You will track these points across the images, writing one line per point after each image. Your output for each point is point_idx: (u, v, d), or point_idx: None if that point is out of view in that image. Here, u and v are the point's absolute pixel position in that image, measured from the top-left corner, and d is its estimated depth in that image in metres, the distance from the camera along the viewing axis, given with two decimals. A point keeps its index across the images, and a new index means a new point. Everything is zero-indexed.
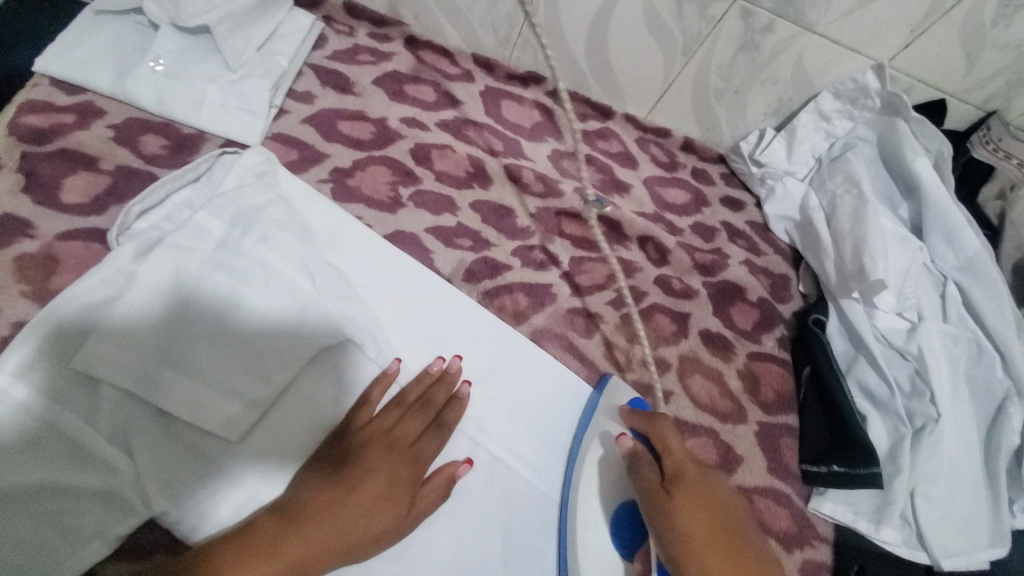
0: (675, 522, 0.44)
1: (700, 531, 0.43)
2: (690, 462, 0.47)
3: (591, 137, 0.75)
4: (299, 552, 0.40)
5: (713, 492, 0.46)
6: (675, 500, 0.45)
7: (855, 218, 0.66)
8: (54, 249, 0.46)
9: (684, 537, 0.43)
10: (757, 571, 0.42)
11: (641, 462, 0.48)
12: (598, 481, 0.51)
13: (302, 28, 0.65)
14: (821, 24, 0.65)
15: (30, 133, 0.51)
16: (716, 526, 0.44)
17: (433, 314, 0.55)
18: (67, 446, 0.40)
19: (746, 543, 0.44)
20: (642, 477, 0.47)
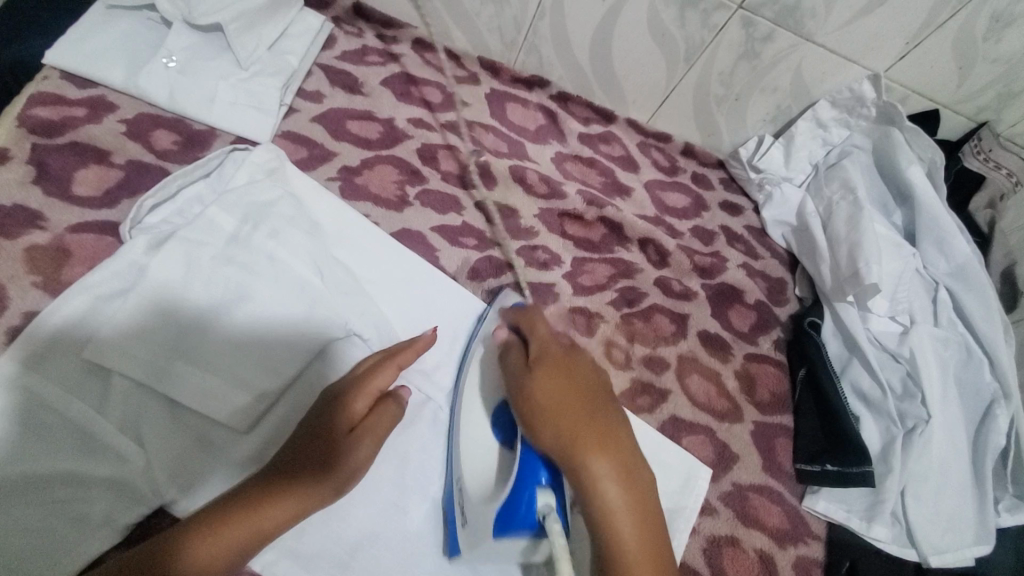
0: (533, 397, 0.44)
1: (554, 400, 0.44)
2: (553, 344, 0.48)
3: (593, 140, 0.76)
4: (287, 515, 0.41)
5: (574, 367, 0.46)
6: (537, 375, 0.45)
7: (850, 223, 0.68)
8: (65, 241, 0.47)
9: (539, 407, 0.43)
10: (605, 433, 0.43)
11: (510, 353, 0.48)
12: (480, 381, 0.51)
13: (312, 28, 0.66)
14: (819, 33, 0.67)
15: (42, 126, 0.51)
16: (573, 394, 0.44)
17: (414, 298, 0.56)
18: (78, 434, 0.41)
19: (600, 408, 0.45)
20: (511, 363, 0.48)
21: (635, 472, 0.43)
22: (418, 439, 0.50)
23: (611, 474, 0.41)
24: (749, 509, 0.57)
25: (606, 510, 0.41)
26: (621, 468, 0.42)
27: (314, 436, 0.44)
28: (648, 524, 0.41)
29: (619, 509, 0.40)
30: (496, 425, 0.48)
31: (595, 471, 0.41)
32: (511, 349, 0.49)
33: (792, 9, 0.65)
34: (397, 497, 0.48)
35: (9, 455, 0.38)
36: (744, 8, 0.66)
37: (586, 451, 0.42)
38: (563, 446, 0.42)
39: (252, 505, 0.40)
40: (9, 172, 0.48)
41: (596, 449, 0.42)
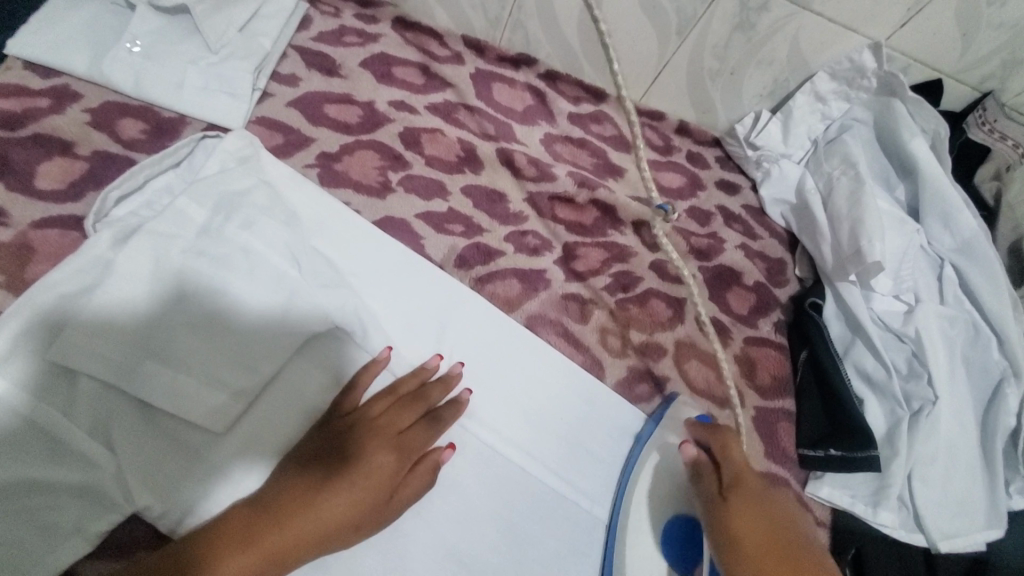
0: (730, 533, 0.43)
1: (751, 538, 0.43)
2: (749, 472, 0.47)
3: (584, 120, 0.73)
4: (275, 542, 0.39)
5: (770, 503, 0.45)
6: (733, 507, 0.44)
7: (852, 199, 0.65)
8: (29, 238, 0.44)
9: (733, 544, 0.43)
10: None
11: (705, 475, 0.47)
12: (651, 495, 0.49)
13: (285, 8, 0.62)
14: (816, 2, 0.64)
15: (3, 118, 0.49)
16: (772, 538, 0.43)
17: (552, 383, 0.55)
18: (44, 440, 0.39)
19: (804, 562, 0.42)
20: (703, 488, 0.47)
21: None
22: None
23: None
24: None
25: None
26: None
27: (309, 462, 0.43)
28: None
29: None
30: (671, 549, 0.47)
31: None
32: (698, 471, 0.48)
33: None
34: None
35: None
36: None
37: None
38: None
39: (240, 531, 0.39)
40: None
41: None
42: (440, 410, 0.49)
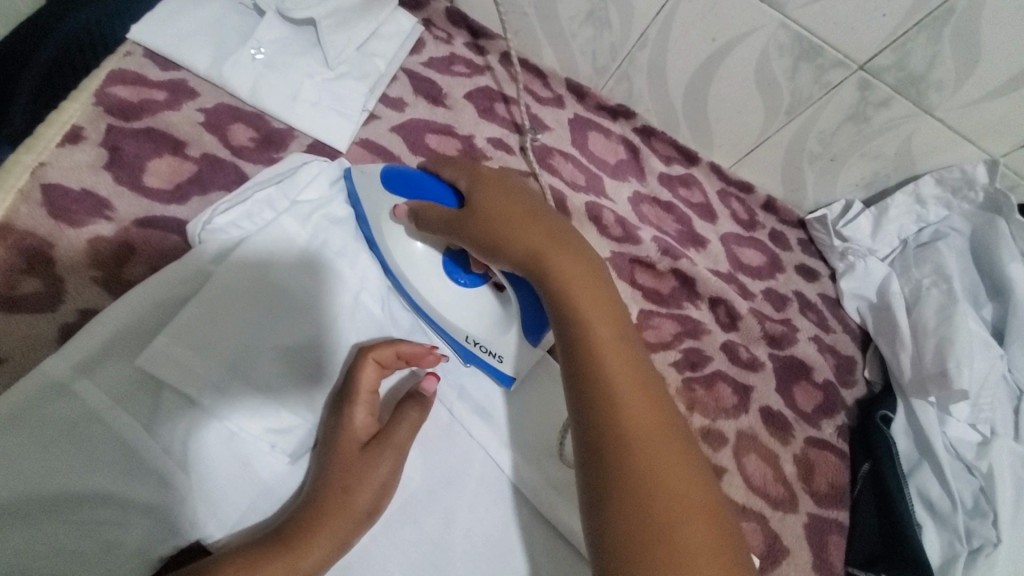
0: (481, 223, 0.43)
1: (498, 217, 0.43)
2: (479, 167, 0.47)
3: (673, 182, 0.72)
4: (278, 571, 0.36)
5: (502, 181, 0.46)
6: (477, 203, 0.44)
7: (940, 315, 0.63)
8: (131, 235, 0.44)
9: (498, 237, 0.42)
10: (557, 231, 0.43)
11: (422, 208, 0.47)
12: (415, 264, 0.50)
13: (402, 31, 0.62)
14: (940, 107, 0.61)
15: (120, 107, 0.48)
16: (514, 208, 0.43)
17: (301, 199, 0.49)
18: (123, 451, 0.38)
19: (545, 220, 0.43)
20: (430, 221, 0.46)
21: (596, 258, 0.43)
22: (461, 495, 0.47)
23: (577, 272, 0.40)
24: None
25: (583, 313, 0.39)
26: (584, 261, 0.41)
27: (319, 493, 0.41)
28: (609, 303, 0.40)
29: (605, 324, 0.39)
30: (462, 277, 0.50)
31: (556, 267, 0.40)
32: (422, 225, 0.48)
33: (918, 79, 0.59)
34: (437, 556, 0.44)
35: (46, 467, 0.36)
36: (864, 70, 0.59)
37: (547, 248, 0.41)
38: (523, 249, 0.42)
39: (243, 568, 0.36)
40: (80, 154, 0.45)
41: (560, 248, 0.41)
42: (403, 407, 0.45)
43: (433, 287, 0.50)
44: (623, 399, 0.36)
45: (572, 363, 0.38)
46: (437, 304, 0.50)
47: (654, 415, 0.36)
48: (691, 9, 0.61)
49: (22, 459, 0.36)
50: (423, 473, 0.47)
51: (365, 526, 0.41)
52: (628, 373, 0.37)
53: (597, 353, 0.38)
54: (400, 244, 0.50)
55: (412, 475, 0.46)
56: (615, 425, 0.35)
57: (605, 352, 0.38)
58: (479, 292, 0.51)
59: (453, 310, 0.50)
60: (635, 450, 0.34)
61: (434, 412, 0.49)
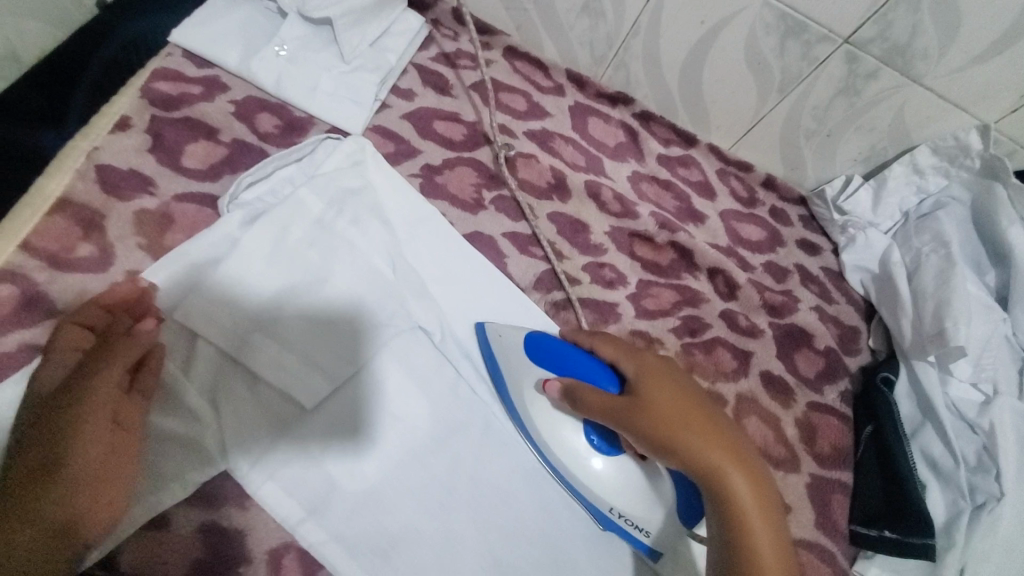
0: (652, 421, 0.44)
1: (676, 415, 0.44)
2: (643, 355, 0.48)
3: (672, 162, 0.75)
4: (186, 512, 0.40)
5: (669, 371, 0.48)
6: (650, 392, 0.46)
7: (939, 279, 0.64)
8: (170, 208, 0.50)
9: (665, 428, 0.44)
10: (731, 442, 0.44)
11: (579, 387, 0.48)
12: (551, 432, 0.50)
13: (411, 29, 0.68)
14: (928, 77, 0.63)
15: (161, 99, 0.55)
16: (700, 421, 0.44)
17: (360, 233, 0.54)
18: (164, 391, 0.44)
19: (712, 416, 0.45)
20: (590, 403, 0.47)
21: (759, 465, 0.44)
22: (465, 443, 0.50)
23: (749, 492, 0.42)
24: (796, 565, 0.54)
25: (747, 521, 0.41)
26: (753, 477, 0.43)
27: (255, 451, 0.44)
28: (767, 504, 0.42)
29: (766, 535, 0.41)
30: (604, 446, 0.49)
31: (734, 489, 0.42)
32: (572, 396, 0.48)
33: (903, 49, 0.61)
34: (441, 497, 0.47)
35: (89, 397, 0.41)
36: (849, 43, 0.62)
37: (726, 467, 0.42)
38: (700, 461, 0.43)
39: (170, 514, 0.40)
40: (127, 139, 0.52)
41: (739, 470, 0.43)
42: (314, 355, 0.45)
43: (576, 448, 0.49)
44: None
45: (725, 563, 0.41)
46: (573, 466, 0.49)
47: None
48: None
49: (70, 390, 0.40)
50: (429, 421, 0.50)
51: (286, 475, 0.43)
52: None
53: (757, 566, 0.40)
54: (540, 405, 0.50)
55: (418, 423, 0.49)
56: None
57: (762, 567, 0.39)
58: (618, 457, 0.48)
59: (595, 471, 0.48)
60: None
61: (438, 368, 0.53)
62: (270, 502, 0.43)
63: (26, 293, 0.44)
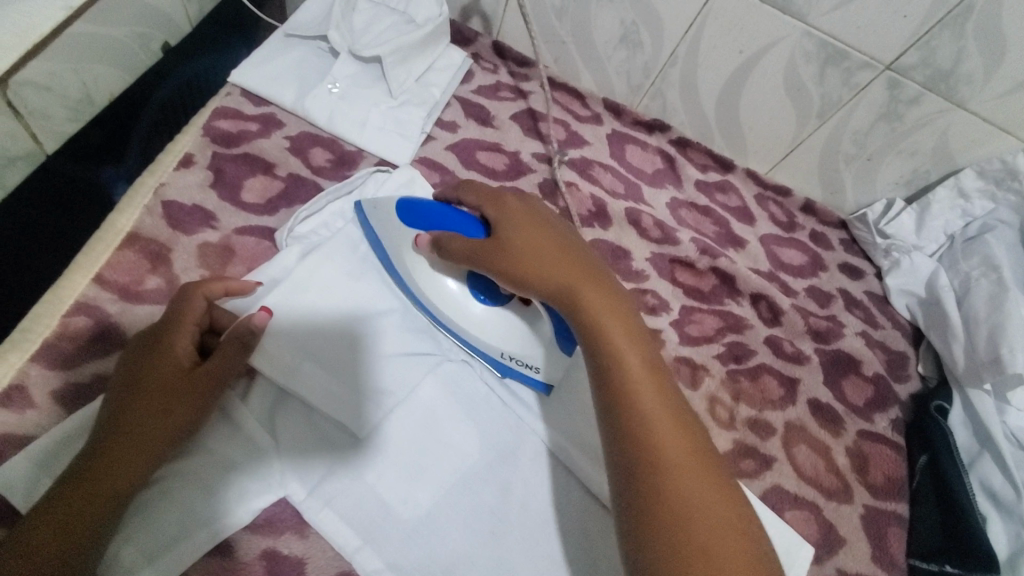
0: (511, 254, 0.46)
1: (527, 246, 0.46)
2: (511, 199, 0.49)
3: (709, 188, 0.75)
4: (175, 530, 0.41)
5: (533, 213, 0.49)
6: (508, 235, 0.47)
7: (992, 304, 0.63)
8: (231, 241, 0.52)
9: (528, 269, 0.45)
10: (587, 268, 0.46)
11: (445, 237, 0.49)
12: (426, 285, 0.53)
13: (454, 64, 0.70)
14: (973, 101, 0.62)
15: (222, 137, 0.57)
16: (555, 254, 0.46)
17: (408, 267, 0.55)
18: (225, 420, 0.45)
19: (574, 254, 0.47)
20: (459, 253, 0.48)
21: (624, 305, 0.46)
22: (515, 469, 0.50)
23: (601, 302, 0.44)
24: None
25: (623, 357, 0.42)
26: (614, 305, 0.44)
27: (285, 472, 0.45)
28: (637, 340, 0.44)
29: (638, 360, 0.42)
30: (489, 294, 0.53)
31: (601, 323, 0.43)
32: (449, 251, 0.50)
33: (946, 74, 0.61)
34: (492, 525, 0.47)
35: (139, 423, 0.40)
36: (892, 70, 0.62)
37: (580, 285, 0.45)
38: (557, 288, 0.45)
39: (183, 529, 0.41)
40: (191, 175, 0.54)
41: (611, 312, 0.44)
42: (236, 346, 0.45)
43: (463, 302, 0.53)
44: (660, 439, 0.39)
45: (605, 405, 0.41)
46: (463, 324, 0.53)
47: (690, 455, 0.39)
48: (718, 24, 0.65)
49: (123, 413, 0.41)
50: (479, 448, 0.50)
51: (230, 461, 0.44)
52: (664, 413, 0.40)
53: (639, 394, 0.40)
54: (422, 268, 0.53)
55: (469, 450, 0.50)
56: (659, 462, 0.38)
57: (626, 373, 0.41)
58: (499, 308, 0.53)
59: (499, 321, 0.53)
60: (674, 475, 0.38)
61: (484, 397, 0.53)
62: (329, 530, 0.44)
63: (100, 323, 0.46)
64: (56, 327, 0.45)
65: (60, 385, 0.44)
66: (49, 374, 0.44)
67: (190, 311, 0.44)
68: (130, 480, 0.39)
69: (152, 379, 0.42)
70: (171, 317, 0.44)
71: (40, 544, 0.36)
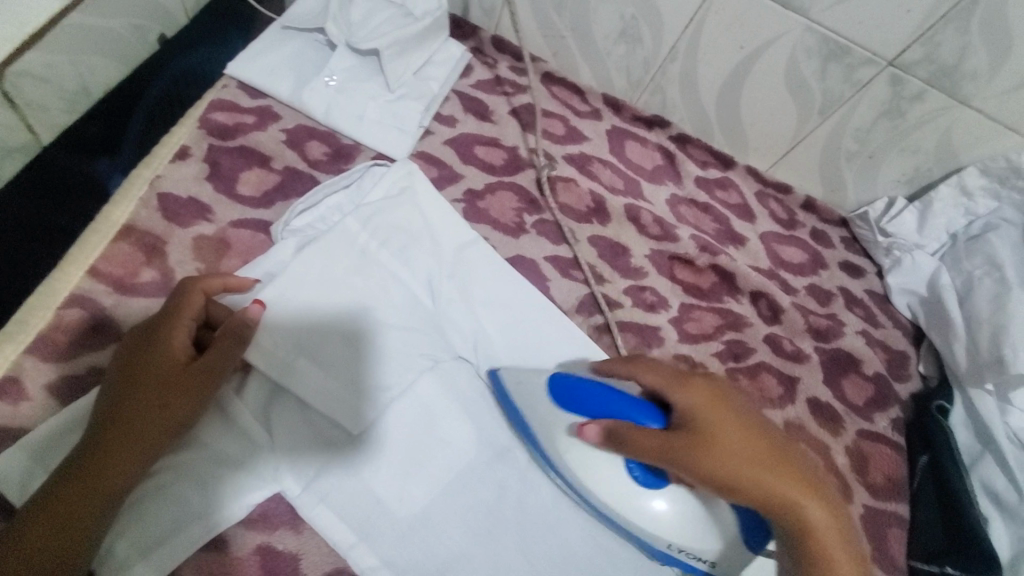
0: (723, 460, 0.42)
1: (745, 462, 0.43)
2: (699, 387, 0.45)
3: (710, 185, 0.75)
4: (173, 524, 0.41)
5: (727, 399, 0.45)
6: (718, 432, 0.43)
7: (995, 303, 0.62)
8: (226, 234, 0.52)
9: (734, 484, 0.42)
10: (808, 475, 0.44)
11: (618, 427, 0.45)
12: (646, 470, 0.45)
13: (452, 57, 0.69)
14: (976, 98, 0.62)
15: (218, 129, 0.57)
16: (767, 458, 0.43)
17: (406, 262, 0.54)
18: (219, 416, 0.45)
19: (783, 450, 0.45)
20: (634, 443, 0.44)
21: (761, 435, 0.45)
22: (513, 468, 0.50)
23: (824, 516, 0.43)
24: None
25: (775, 504, 0.42)
26: (831, 510, 0.43)
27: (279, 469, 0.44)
28: (844, 532, 0.44)
29: (813, 507, 0.43)
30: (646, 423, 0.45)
31: (812, 522, 0.42)
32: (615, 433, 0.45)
33: (950, 70, 0.60)
34: (488, 524, 0.47)
35: (133, 421, 0.40)
36: (894, 65, 0.61)
37: (805, 501, 0.43)
38: (736, 487, 0.42)
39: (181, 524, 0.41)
40: (187, 168, 0.54)
41: (773, 467, 0.43)
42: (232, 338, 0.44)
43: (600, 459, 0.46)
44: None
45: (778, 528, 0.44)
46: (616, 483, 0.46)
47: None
48: (719, 20, 0.65)
49: (117, 409, 0.40)
50: (476, 446, 0.50)
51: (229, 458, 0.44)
52: None
53: (821, 537, 0.42)
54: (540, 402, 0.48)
55: (465, 449, 0.49)
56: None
57: (830, 550, 0.42)
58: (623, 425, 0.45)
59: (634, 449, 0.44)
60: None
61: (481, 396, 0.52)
62: (323, 526, 0.44)
63: (94, 316, 0.46)
64: (50, 319, 0.45)
65: (55, 377, 0.44)
66: (43, 366, 0.44)
67: (187, 305, 0.44)
68: (126, 475, 0.39)
69: (149, 372, 0.41)
70: (168, 311, 0.44)
71: (42, 538, 0.37)
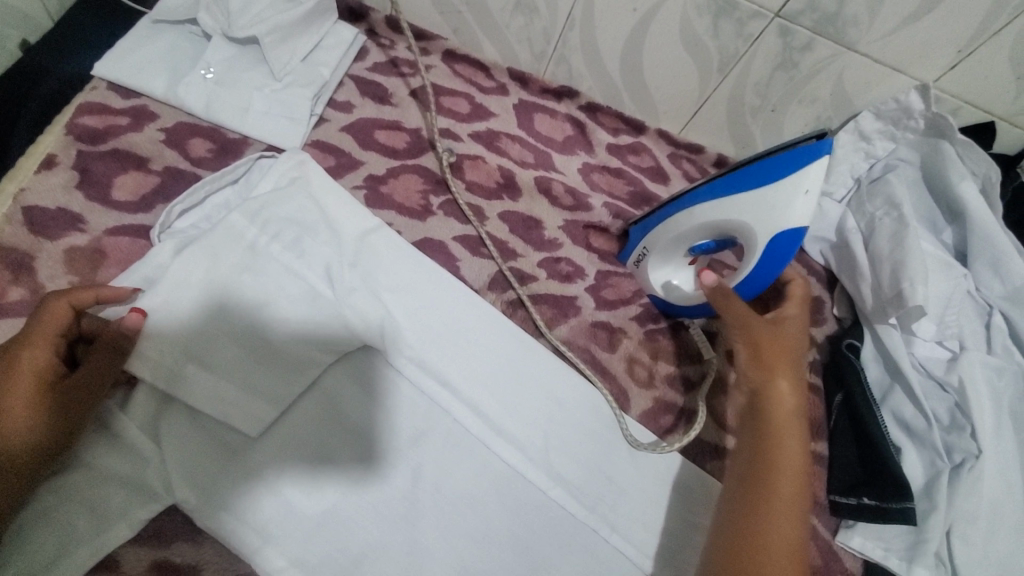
0: (772, 351, 0.51)
1: (776, 352, 0.51)
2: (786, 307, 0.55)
3: (622, 151, 0.75)
4: (50, 553, 0.38)
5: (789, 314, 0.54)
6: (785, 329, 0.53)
7: (894, 241, 0.64)
8: (102, 242, 0.49)
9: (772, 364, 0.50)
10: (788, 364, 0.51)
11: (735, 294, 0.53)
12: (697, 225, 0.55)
13: (344, 40, 0.67)
14: (861, 42, 0.62)
15: (87, 133, 0.54)
16: (783, 351, 0.51)
17: (302, 254, 0.52)
18: (103, 431, 0.43)
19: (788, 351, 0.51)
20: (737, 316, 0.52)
21: (802, 382, 0.51)
22: (429, 452, 0.49)
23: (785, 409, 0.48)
24: None
25: (772, 439, 0.47)
26: (769, 401, 0.49)
27: (169, 480, 0.42)
28: (785, 436, 0.47)
29: (792, 443, 0.47)
30: (707, 245, 0.57)
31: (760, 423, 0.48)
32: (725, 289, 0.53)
33: (833, 17, 0.61)
34: (404, 510, 0.46)
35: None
36: (781, 17, 0.62)
37: (766, 386, 0.50)
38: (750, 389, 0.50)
39: (59, 549, 0.38)
40: (54, 176, 0.51)
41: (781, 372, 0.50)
42: (105, 348, 0.42)
43: (737, 205, 0.52)
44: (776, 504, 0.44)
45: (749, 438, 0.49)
46: (711, 213, 0.54)
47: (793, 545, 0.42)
48: None
49: None
50: (388, 434, 0.49)
51: (115, 475, 0.42)
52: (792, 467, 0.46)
53: (770, 453, 0.47)
54: (678, 232, 0.57)
55: (377, 437, 0.49)
56: (762, 507, 0.44)
57: (780, 436, 0.47)
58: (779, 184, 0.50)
59: (771, 200, 0.50)
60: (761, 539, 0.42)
61: (392, 382, 0.51)
62: (224, 535, 0.42)
63: None
64: None
65: None
66: None
67: (53, 319, 0.41)
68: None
69: (13, 390, 0.38)
70: (29, 328, 0.40)
71: None
